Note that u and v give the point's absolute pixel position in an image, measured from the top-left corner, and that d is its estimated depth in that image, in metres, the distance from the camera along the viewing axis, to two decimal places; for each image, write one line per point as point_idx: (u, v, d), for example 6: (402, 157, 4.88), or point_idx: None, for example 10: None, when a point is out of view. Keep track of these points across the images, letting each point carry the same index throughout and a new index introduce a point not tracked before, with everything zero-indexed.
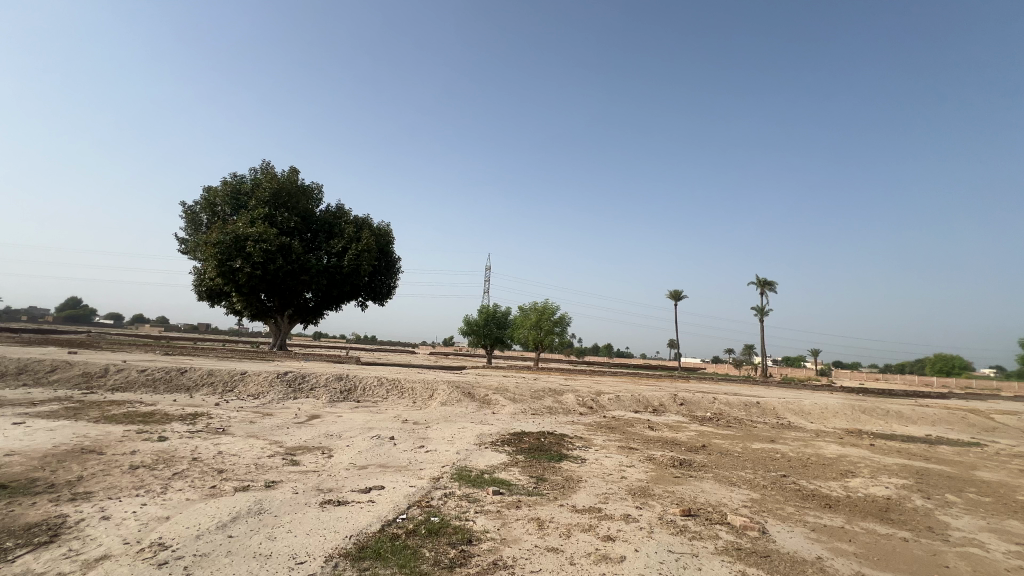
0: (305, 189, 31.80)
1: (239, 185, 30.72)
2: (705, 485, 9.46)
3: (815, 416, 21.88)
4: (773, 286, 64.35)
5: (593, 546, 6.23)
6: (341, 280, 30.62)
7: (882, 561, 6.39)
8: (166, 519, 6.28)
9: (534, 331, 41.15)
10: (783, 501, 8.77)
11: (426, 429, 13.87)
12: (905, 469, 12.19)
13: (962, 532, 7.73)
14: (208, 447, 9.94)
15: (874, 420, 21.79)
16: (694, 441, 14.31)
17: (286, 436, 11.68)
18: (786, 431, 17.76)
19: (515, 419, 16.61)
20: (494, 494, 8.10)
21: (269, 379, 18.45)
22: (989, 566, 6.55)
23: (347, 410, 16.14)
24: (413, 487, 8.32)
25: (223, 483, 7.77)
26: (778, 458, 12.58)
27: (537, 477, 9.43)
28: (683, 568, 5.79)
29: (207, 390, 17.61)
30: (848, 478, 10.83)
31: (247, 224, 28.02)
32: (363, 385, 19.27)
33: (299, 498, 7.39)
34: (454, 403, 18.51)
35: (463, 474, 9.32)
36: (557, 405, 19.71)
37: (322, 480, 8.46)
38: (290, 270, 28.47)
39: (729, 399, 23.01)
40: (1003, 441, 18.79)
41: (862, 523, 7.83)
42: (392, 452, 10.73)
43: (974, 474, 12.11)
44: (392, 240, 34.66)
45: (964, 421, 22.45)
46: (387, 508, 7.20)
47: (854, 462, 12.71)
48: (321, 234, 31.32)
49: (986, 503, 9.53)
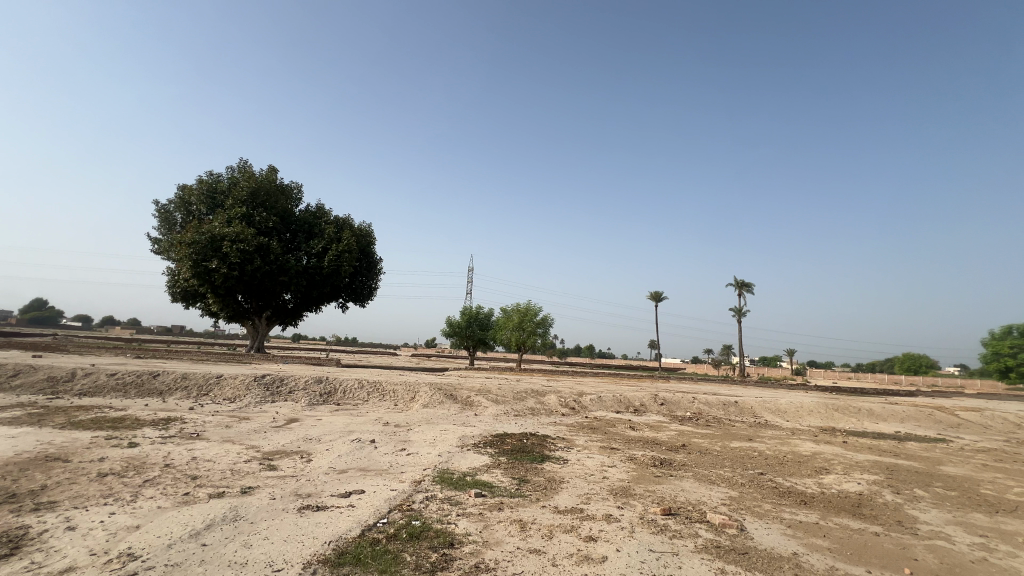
0: (284, 188, 31.23)
1: (215, 184, 29.97)
2: (685, 485, 9.58)
3: (791, 414, 22.42)
4: (751, 288, 65.67)
5: (575, 547, 6.25)
6: (321, 281, 30.14)
7: (855, 555, 6.58)
8: (137, 528, 6.08)
9: (516, 332, 41.13)
10: (760, 499, 8.94)
11: (408, 431, 13.74)
12: (876, 465, 12.59)
13: (929, 526, 8.00)
14: (182, 453, 9.66)
15: (847, 417, 22.45)
16: (675, 440, 14.51)
17: (264, 440, 11.41)
18: (763, 430, 18.15)
19: (497, 421, 16.58)
20: (476, 496, 8.07)
21: (245, 382, 18.02)
22: (955, 557, 6.79)
23: (326, 413, 15.88)
24: (394, 491, 8.21)
25: (197, 490, 7.56)
26: (755, 456, 12.83)
27: (519, 478, 9.42)
28: (663, 567, 5.84)
29: (180, 394, 17.09)
30: (822, 475, 11.12)
31: (223, 223, 27.34)
32: (343, 388, 18.99)
33: (276, 504, 7.23)
34: (436, 405, 18.38)
35: (445, 476, 9.24)
36: (540, 406, 19.76)
37: (301, 485, 8.30)
38: (268, 271, 27.90)
39: (708, 399, 23.41)
40: (967, 437, 19.54)
41: (836, 518, 8.04)
42: (373, 456, 10.58)
43: (940, 469, 12.57)
44: (374, 240, 34.25)
45: (930, 418, 23.30)
46: (368, 512, 7.10)
47: (828, 459, 13.06)
48: (300, 234, 30.76)
49: (952, 497, 9.90)
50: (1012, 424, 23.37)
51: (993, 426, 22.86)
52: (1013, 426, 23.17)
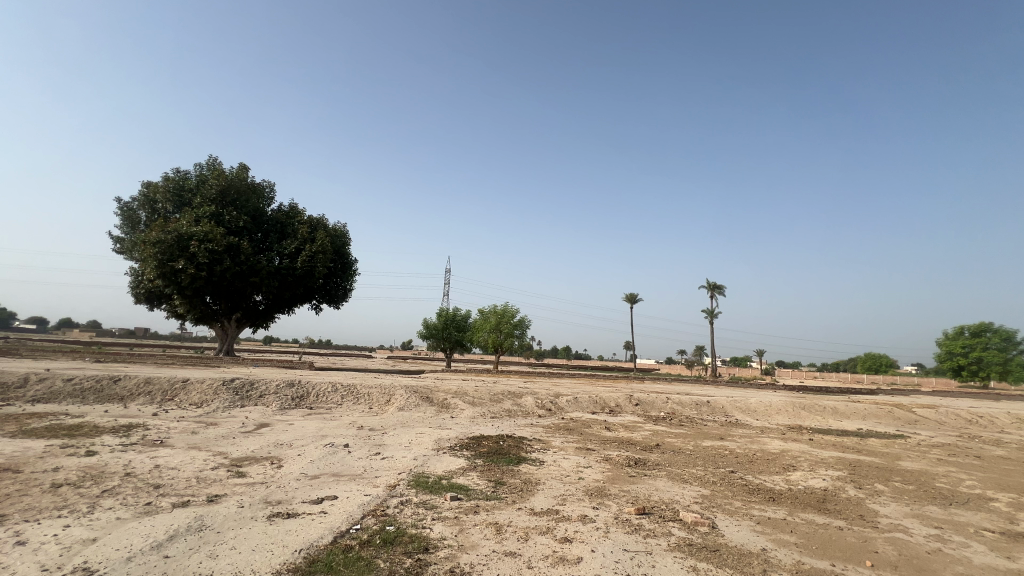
0: (256, 187, 30.44)
1: (182, 182, 28.95)
2: (658, 484, 9.73)
3: (760, 413, 23.06)
4: (722, 290, 67.26)
5: (551, 548, 6.27)
6: (294, 282, 29.46)
7: (820, 549, 6.80)
8: (94, 541, 5.80)
9: (494, 334, 41.05)
10: (731, 496, 9.16)
11: (383, 435, 13.55)
12: (840, 461, 13.05)
13: (889, 519, 8.34)
14: (144, 461, 9.26)
15: (813, 416, 23.25)
16: (649, 440, 14.73)
17: (232, 446, 11.05)
18: (733, 428, 18.63)
19: (474, 423, 16.52)
20: (452, 499, 8.01)
21: (213, 387, 17.44)
22: (913, 549, 7.08)
23: (299, 417, 15.53)
24: (368, 496, 8.08)
25: (159, 500, 7.26)
26: (726, 455, 13.14)
27: (495, 481, 9.39)
28: (637, 566, 5.91)
29: (143, 400, 16.42)
30: (790, 472, 11.46)
31: (191, 222, 26.43)
32: (317, 391, 18.59)
33: (245, 512, 7.00)
34: (412, 408, 18.17)
35: (421, 480, 9.14)
36: (516, 408, 19.78)
37: (271, 492, 8.07)
38: (238, 271, 27.09)
39: (681, 399, 23.88)
40: (923, 433, 20.48)
41: (802, 514, 8.29)
42: (347, 461, 10.39)
43: (899, 464, 13.13)
44: (349, 241, 33.67)
45: (890, 415, 24.33)
46: (341, 518, 6.95)
47: (795, 456, 13.47)
48: (273, 234, 29.97)
49: (910, 491, 10.35)
50: (964, 420, 24.61)
51: (947, 422, 24.03)
52: (965, 422, 24.41)
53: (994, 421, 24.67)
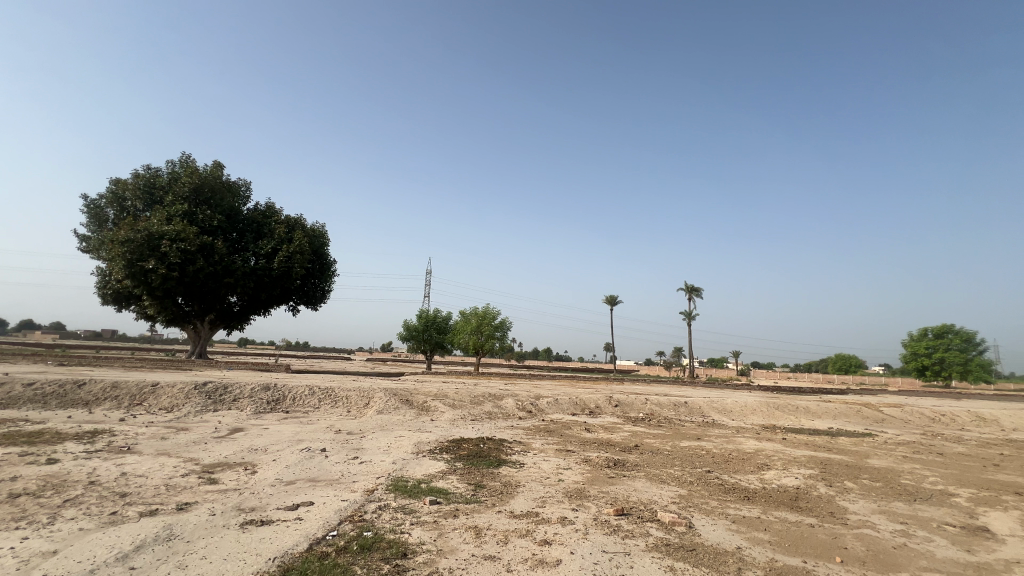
0: (230, 185, 29.71)
1: (153, 179, 28.05)
2: (637, 485, 9.84)
3: (736, 413, 23.54)
4: (700, 293, 68.49)
5: (530, 551, 6.27)
6: (270, 283, 28.83)
7: (792, 547, 6.97)
8: (54, 553, 5.55)
9: (475, 336, 40.91)
10: (707, 496, 9.31)
11: (361, 438, 13.37)
12: (812, 460, 13.41)
13: (858, 515, 8.60)
14: (109, 469, 8.91)
15: (786, 415, 23.85)
16: (628, 442, 14.88)
17: (203, 452, 10.73)
18: (710, 428, 18.96)
19: (454, 425, 16.42)
20: (431, 503, 7.93)
21: (184, 390, 16.91)
22: (880, 544, 7.32)
23: (274, 422, 15.19)
24: (345, 501, 7.94)
25: (126, 509, 6.99)
26: (703, 455, 13.35)
27: (475, 484, 9.34)
28: (615, 567, 5.96)
29: (110, 405, 15.82)
30: (764, 471, 11.72)
31: (162, 221, 25.60)
32: (293, 395, 18.22)
33: (216, 520, 6.81)
34: (391, 411, 17.97)
35: (399, 485, 9.02)
36: (497, 410, 19.74)
37: (244, 499, 7.86)
38: (212, 272, 26.37)
39: (660, 400, 24.20)
40: (890, 431, 21.21)
41: (776, 512, 8.49)
42: (324, 466, 10.19)
43: (867, 462, 13.56)
44: (328, 241, 33.13)
45: (859, 414, 25.13)
46: (316, 525, 6.82)
47: (769, 455, 13.79)
48: (248, 234, 29.28)
49: (877, 487, 10.71)
50: (928, 418, 25.58)
51: (912, 421, 24.92)
52: (928, 420, 25.37)
53: (955, 419, 25.73)
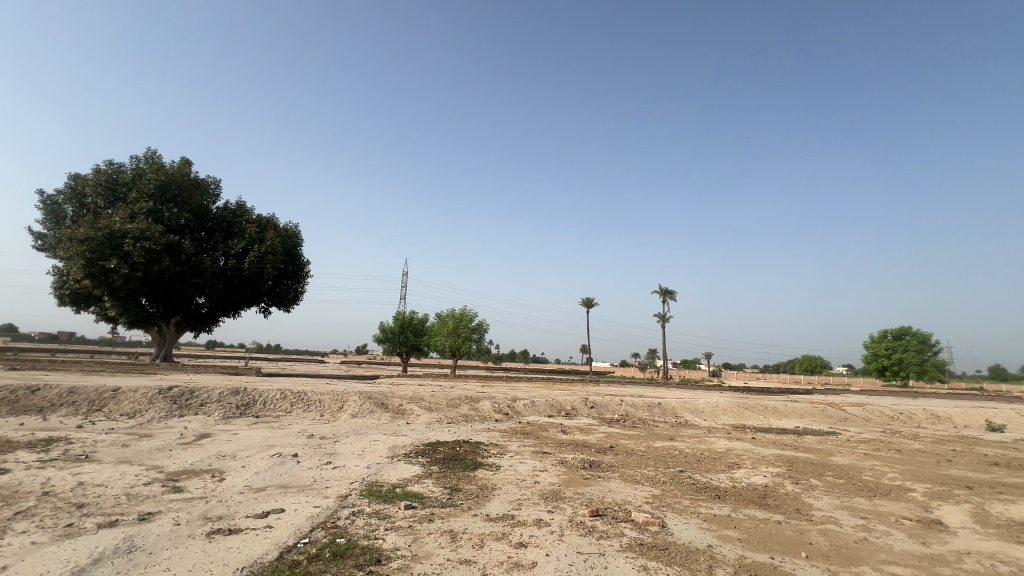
0: (199, 182, 28.73)
1: (115, 175, 26.93)
2: (612, 485, 9.96)
3: (708, 413, 24.10)
4: (673, 295, 69.82)
5: (505, 554, 6.26)
6: (240, 284, 28.03)
7: (760, 543, 7.16)
8: (3, 570, 5.25)
9: (451, 338, 40.67)
10: (680, 495, 9.49)
11: (335, 443, 13.12)
12: (780, 458, 13.84)
13: (822, 512, 8.91)
14: (65, 478, 8.50)
15: (755, 415, 24.55)
16: (604, 443, 15.04)
17: (168, 459, 10.34)
18: (683, 429, 19.34)
19: (430, 429, 16.29)
20: (406, 508, 7.84)
21: (147, 395, 16.25)
22: (843, 539, 7.60)
23: (243, 427, 14.77)
24: (318, 508, 7.78)
25: (82, 520, 6.67)
26: (676, 455, 13.60)
27: (451, 487, 9.27)
28: (590, 568, 6.02)
29: (66, 411, 15.07)
30: (734, 470, 12.02)
31: (125, 219, 24.57)
32: (264, 399, 17.75)
33: (181, 530, 6.57)
34: (366, 414, 17.68)
35: (374, 489, 8.89)
36: (473, 412, 19.66)
37: (211, 507, 7.60)
38: (179, 272, 25.46)
39: (635, 401, 24.55)
40: (852, 429, 22.05)
41: (746, 510, 8.71)
42: (295, 472, 9.96)
43: (831, 460, 14.07)
44: (301, 242, 32.43)
45: (823, 413, 26.04)
46: (287, 533, 6.65)
47: (739, 454, 14.15)
48: (217, 233, 28.41)
49: (841, 484, 11.12)
50: (887, 416, 26.69)
51: (873, 419, 25.99)
52: (887, 418, 26.51)
53: (912, 417, 26.94)
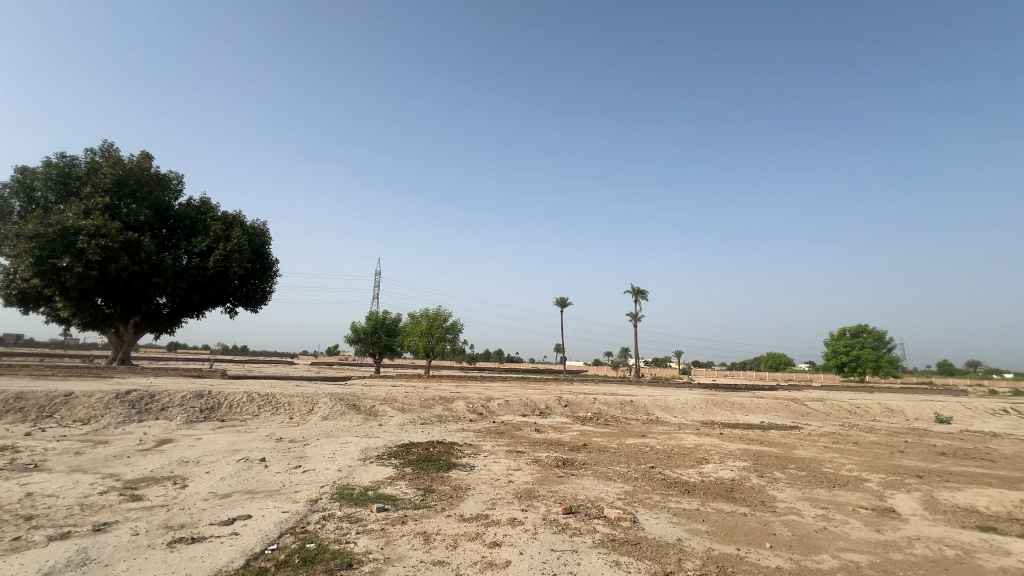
0: (160, 177, 27.54)
1: (68, 168, 25.57)
2: (585, 483, 10.08)
3: (677, 410, 24.68)
4: (644, 295, 71.22)
5: (479, 554, 6.25)
6: (204, 284, 27.01)
7: (727, 536, 7.37)
8: None
9: (425, 338, 40.28)
10: (651, 491, 9.68)
11: (305, 446, 12.80)
12: (746, 453, 14.29)
13: (785, 503, 9.25)
14: (11, 490, 8.00)
15: (723, 411, 25.29)
16: (577, 441, 15.21)
17: (126, 467, 9.88)
18: (654, 426, 19.71)
19: (403, 430, 16.10)
20: (378, 510, 7.74)
21: (103, 400, 15.48)
22: (805, 529, 7.90)
23: (208, 431, 14.26)
24: (286, 513, 7.58)
25: (31, 533, 6.30)
26: (648, 452, 13.86)
27: (424, 488, 9.21)
28: (564, 565, 6.07)
29: (13, 418, 14.20)
30: (703, 465, 12.34)
31: (79, 215, 23.36)
32: (230, 402, 17.19)
33: (140, 540, 6.29)
34: (337, 416, 17.33)
35: (345, 493, 8.73)
36: (447, 413, 19.53)
37: (173, 515, 7.31)
38: (138, 271, 24.36)
39: (608, 399, 24.90)
40: (813, 424, 22.96)
41: (713, 504, 8.96)
42: (263, 476, 9.68)
43: (795, 453, 14.62)
44: (269, 240, 31.46)
45: (786, 408, 27.03)
46: (254, 539, 6.47)
47: (708, 450, 14.54)
48: (180, 231, 27.31)
49: (803, 476, 11.57)
50: (846, 411, 27.92)
51: (832, 413, 27.14)
52: (846, 412, 27.72)
53: (869, 411, 28.27)
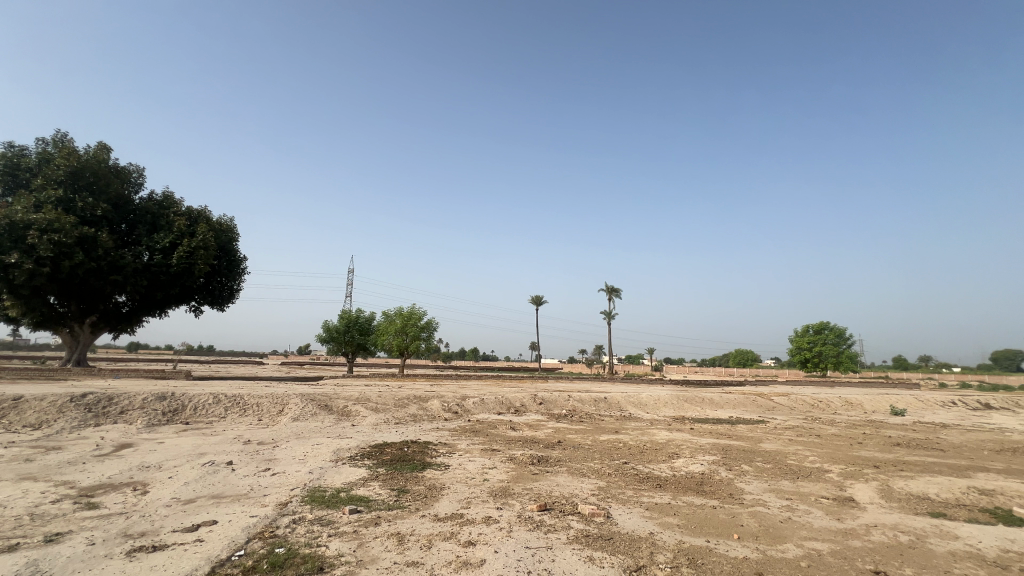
0: (118, 170, 26.26)
1: (17, 159, 24.17)
2: (560, 479, 10.17)
3: (650, 406, 25.17)
4: (618, 294, 72.22)
5: (454, 554, 6.22)
6: (167, 281, 25.96)
7: (698, 528, 7.56)
8: None
9: (399, 337, 39.79)
10: (624, 486, 9.83)
11: (274, 448, 12.50)
12: (715, 447, 14.68)
13: (752, 495, 9.54)
14: None
15: (693, 407, 25.92)
16: (552, 438, 15.33)
17: (82, 474, 9.40)
18: (627, 422, 20.05)
19: (376, 430, 15.88)
20: (351, 512, 7.60)
21: (55, 404, 14.68)
22: (771, 520, 8.17)
23: (171, 435, 13.72)
24: (254, 518, 7.37)
25: None
26: (621, 448, 14.08)
27: (399, 489, 9.11)
28: (538, 562, 6.11)
29: None
30: (674, 460, 12.61)
31: (29, 208, 22.12)
32: (195, 404, 16.58)
33: (96, 550, 6.00)
34: (308, 417, 16.95)
35: (316, 495, 8.55)
36: (422, 412, 19.37)
37: (133, 523, 7.00)
38: (94, 268, 23.25)
39: (582, 396, 25.17)
40: (778, 417, 23.80)
41: (684, 497, 9.17)
42: (230, 480, 9.38)
43: (761, 446, 15.10)
44: (237, 236, 30.42)
45: (753, 403, 27.89)
46: (220, 545, 6.26)
47: (679, 444, 14.86)
48: (140, 226, 26.14)
49: (769, 469, 11.96)
50: (809, 405, 29.01)
51: (796, 407, 28.18)
52: (809, 406, 28.83)
53: (830, 404, 29.48)
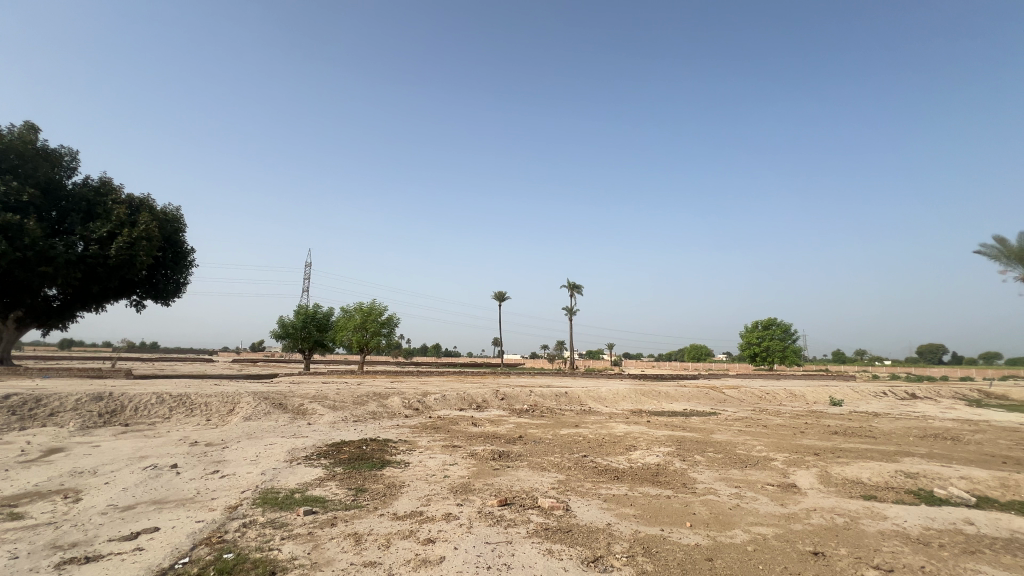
0: (49, 153, 24.26)
1: None
2: (520, 474, 10.27)
3: (609, 400, 25.76)
4: (579, 289, 73.33)
5: (412, 552, 6.15)
6: (105, 274, 24.26)
7: (653, 518, 7.82)
8: None
9: (359, 333, 38.83)
10: (583, 479, 10.03)
11: (223, 449, 11.94)
12: (670, 439, 15.21)
13: (704, 484, 9.96)
14: None
15: (650, 400, 26.75)
16: (513, 433, 15.43)
17: (5, 482, 8.64)
18: (586, 416, 20.46)
19: (334, 428, 15.48)
20: (306, 514, 7.37)
21: None
22: (721, 507, 8.55)
23: (108, 437, 12.84)
24: (201, 523, 7.01)
25: None
26: (580, 441, 14.35)
27: (356, 488, 8.92)
28: (498, 557, 6.13)
29: None
30: (631, 452, 12.97)
31: None
32: (135, 404, 15.58)
33: (20, 564, 5.56)
34: (261, 417, 16.28)
35: (268, 497, 8.23)
36: (381, 409, 19.04)
37: (63, 533, 6.51)
38: (20, 259, 21.44)
39: (544, 391, 25.46)
40: (728, 409, 24.93)
41: (640, 488, 9.46)
42: (174, 484, 8.89)
43: (713, 437, 15.76)
44: (183, 227, 28.75)
45: (706, 396, 29.09)
46: (161, 554, 5.92)
47: (636, 437, 15.29)
48: (73, 214, 24.27)
49: (719, 458, 12.52)
50: (758, 397, 30.53)
51: (745, 399, 29.60)
52: (757, 398, 30.35)
53: (776, 396, 31.16)
